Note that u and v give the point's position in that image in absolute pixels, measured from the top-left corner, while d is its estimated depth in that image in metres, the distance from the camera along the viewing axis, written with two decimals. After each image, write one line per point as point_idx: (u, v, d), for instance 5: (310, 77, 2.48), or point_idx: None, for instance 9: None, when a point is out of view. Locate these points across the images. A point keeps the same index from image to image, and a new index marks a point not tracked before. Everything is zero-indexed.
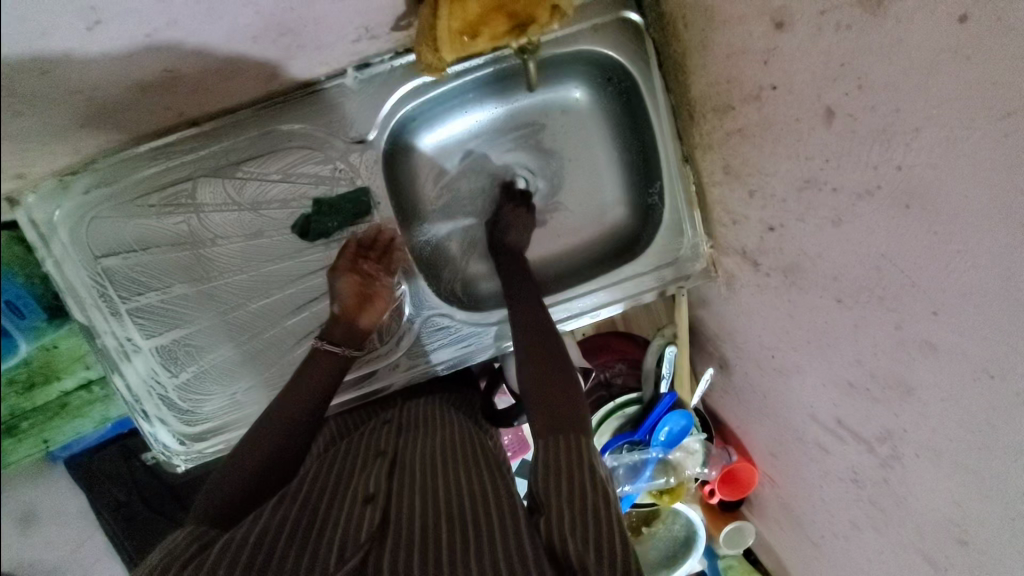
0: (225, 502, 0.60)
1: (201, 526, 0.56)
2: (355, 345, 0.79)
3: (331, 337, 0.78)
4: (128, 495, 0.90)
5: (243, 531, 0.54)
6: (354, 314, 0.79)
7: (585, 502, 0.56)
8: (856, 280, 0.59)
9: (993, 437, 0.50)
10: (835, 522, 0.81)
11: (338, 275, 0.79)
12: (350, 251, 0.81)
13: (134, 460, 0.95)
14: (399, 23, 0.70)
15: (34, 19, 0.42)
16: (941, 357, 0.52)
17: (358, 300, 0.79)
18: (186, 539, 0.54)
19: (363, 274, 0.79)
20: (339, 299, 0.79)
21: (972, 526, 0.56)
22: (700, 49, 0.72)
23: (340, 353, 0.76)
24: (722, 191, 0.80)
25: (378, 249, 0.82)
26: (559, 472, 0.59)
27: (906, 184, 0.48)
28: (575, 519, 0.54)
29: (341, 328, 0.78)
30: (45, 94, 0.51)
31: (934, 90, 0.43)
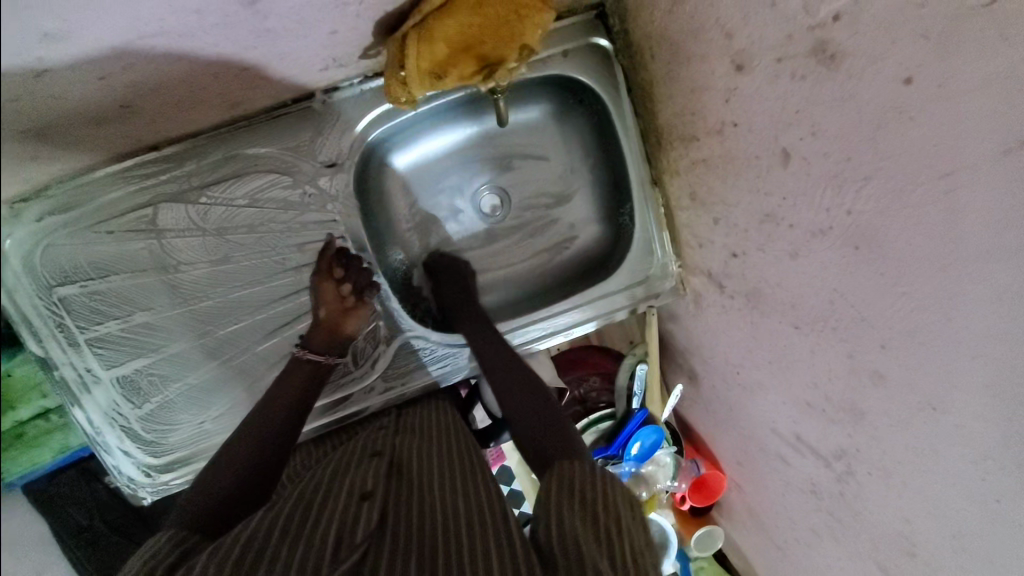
0: (210, 513, 0.58)
1: (180, 533, 0.54)
2: (337, 351, 0.80)
3: (314, 345, 0.78)
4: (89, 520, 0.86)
5: (236, 532, 0.52)
6: (339, 319, 0.79)
7: (600, 520, 0.53)
8: (812, 311, 0.62)
9: (936, 462, 0.53)
10: (797, 529, 0.85)
11: (319, 281, 0.78)
12: (329, 257, 0.79)
13: (97, 484, 0.93)
14: (369, 52, 0.68)
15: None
16: (890, 387, 0.55)
17: (341, 305, 0.79)
18: (167, 543, 0.52)
19: (343, 281, 0.79)
20: (324, 303, 0.78)
21: (918, 538, 0.60)
22: (666, 80, 0.74)
23: (322, 362, 0.78)
24: (688, 216, 0.82)
25: (342, 261, 0.80)
26: (571, 493, 0.57)
27: (856, 228, 0.51)
28: (590, 526, 0.53)
29: (323, 335, 0.79)
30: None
31: (881, 145, 0.46)
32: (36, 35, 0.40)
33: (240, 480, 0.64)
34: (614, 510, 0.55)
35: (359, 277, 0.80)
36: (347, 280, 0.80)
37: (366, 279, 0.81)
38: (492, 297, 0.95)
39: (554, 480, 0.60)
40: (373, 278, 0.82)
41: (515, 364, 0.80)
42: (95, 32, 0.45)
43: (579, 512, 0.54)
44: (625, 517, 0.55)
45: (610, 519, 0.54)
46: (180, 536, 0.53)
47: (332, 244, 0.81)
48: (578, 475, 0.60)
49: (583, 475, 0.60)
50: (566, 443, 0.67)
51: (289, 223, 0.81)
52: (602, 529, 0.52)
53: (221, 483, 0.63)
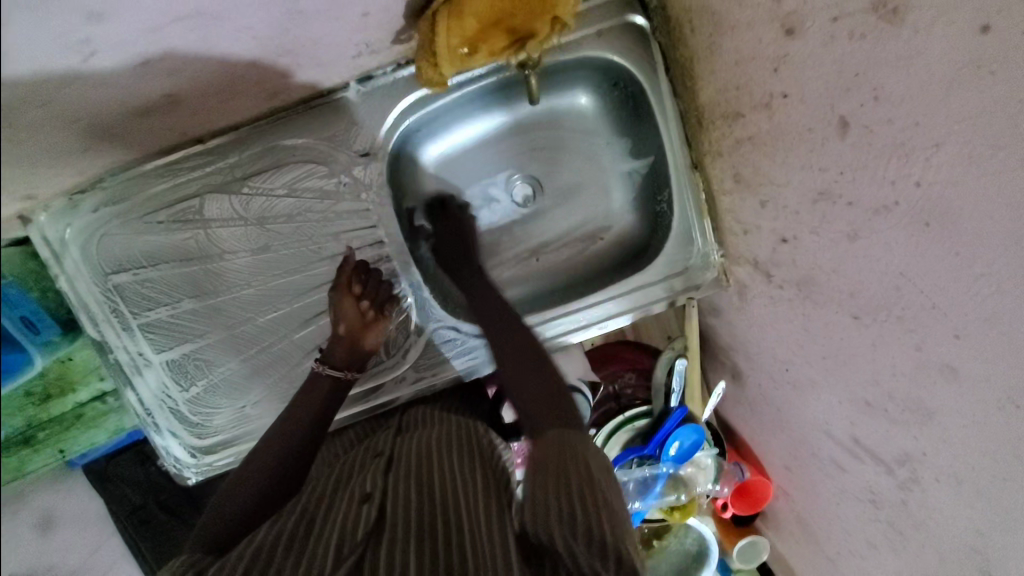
0: (233, 523, 0.62)
1: (197, 553, 0.57)
2: (357, 367, 0.80)
3: (333, 360, 0.78)
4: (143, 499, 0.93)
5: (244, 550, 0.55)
6: (358, 335, 0.78)
7: (580, 499, 0.53)
8: (873, 298, 0.56)
9: (1018, 469, 0.47)
10: (853, 541, 0.78)
11: (337, 297, 0.78)
12: (347, 271, 0.80)
13: (149, 465, 0.97)
14: (402, 37, 0.69)
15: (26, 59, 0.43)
16: (963, 383, 0.49)
17: (361, 321, 0.78)
18: (184, 563, 0.55)
19: (362, 297, 0.79)
20: (343, 319, 0.78)
21: (996, 557, 0.54)
22: (707, 55, 0.70)
23: (344, 378, 0.77)
24: (732, 200, 0.78)
25: (362, 273, 0.80)
26: (555, 471, 0.56)
27: (926, 203, 0.46)
28: (566, 517, 0.52)
29: (344, 351, 0.78)
30: (50, 126, 0.51)
31: (954, 106, 0.41)
32: (81, 14, 0.43)
33: (260, 488, 0.66)
34: (574, 504, 0.52)
35: (378, 289, 0.81)
36: (366, 293, 0.80)
37: (385, 293, 0.82)
38: (525, 288, 0.93)
39: (547, 449, 0.59)
40: (391, 291, 0.83)
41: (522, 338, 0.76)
42: (133, 16, 0.46)
43: (557, 488, 0.54)
44: (587, 501, 0.53)
45: (586, 495, 0.53)
46: (199, 556, 0.56)
47: (350, 259, 0.81)
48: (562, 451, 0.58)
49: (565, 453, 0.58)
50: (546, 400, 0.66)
51: (325, 212, 0.83)
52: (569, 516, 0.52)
53: (240, 496, 0.65)
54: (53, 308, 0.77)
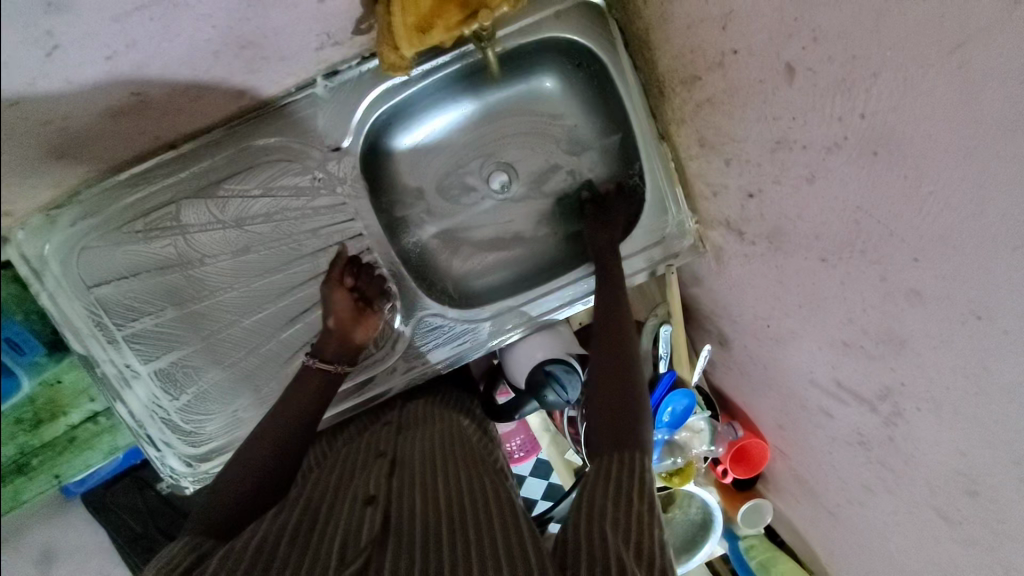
0: (229, 518, 0.64)
1: (196, 539, 0.59)
2: (346, 360, 0.80)
3: (323, 355, 0.77)
4: (144, 526, 0.91)
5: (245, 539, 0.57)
6: (351, 329, 0.77)
7: (629, 509, 0.57)
8: (837, 237, 0.58)
9: (988, 380, 0.49)
10: (848, 488, 0.80)
11: (330, 290, 0.77)
12: (339, 265, 0.78)
13: (147, 490, 0.97)
14: (361, 27, 0.70)
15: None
16: (928, 305, 0.51)
17: (353, 314, 0.77)
18: (182, 552, 0.56)
19: (355, 290, 0.78)
20: (334, 313, 0.77)
21: (981, 475, 0.55)
22: (661, 24, 0.72)
23: (334, 371, 0.77)
24: (699, 164, 0.80)
25: (356, 268, 0.79)
26: (612, 486, 0.60)
27: (872, 132, 0.48)
28: (616, 522, 0.55)
29: (335, 345, 0.77)
30: (19, 126, 0.52)
31: (885, 33, 0.43)
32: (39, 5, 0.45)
33: (257, 483, 0.68)
34: (631, 513, 0.56)
35: (370, 285, 0.80)
36: (358, 286, 0.79)
37: (376, 289, 0.81)
38: (507, 271, 0.95)
39: (618, 466, 0.63)
40: (382, 287, 0.83)
41: (631, 338, 0.77)
42: None
43: (617, 498, 0.58)
44: (645, 509, 0.57)
45: (643, 503, 0.58)
46: (197, 544, 0.58)
47: (343, 254, 0.80)
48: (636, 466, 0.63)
49: (628, 467, 0.63)
50: (631, 407, 0.69)
51: (303, 209, 0.84)
52: (624, 525, 0.55)
53: (234, 490, 0.67)
54: (38, 329, 0.78)
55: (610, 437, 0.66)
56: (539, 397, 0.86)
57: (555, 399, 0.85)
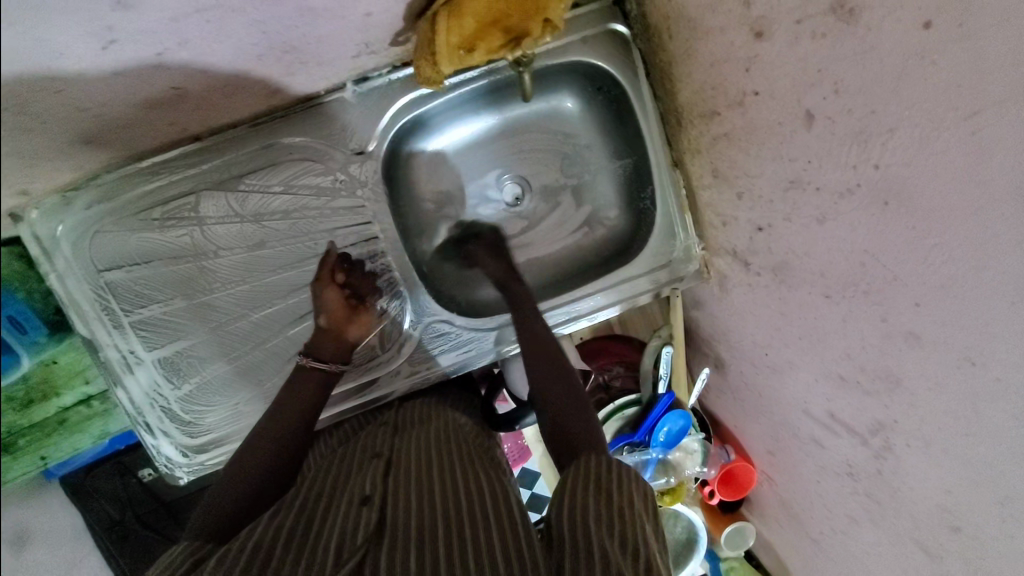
0: (228, 515, 0.64)
1: (198, 541, 0.59)
2: (341, 359, 0.80)
3: (318, 353, 0.79)
4: (122, 513, 0.96)
5: (240, 541, 0.57)
6: (342, 326, 0.79)
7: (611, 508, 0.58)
8: (842, 277, 0.61)
9: (978, 424, 0.52)
10: (833, 517, 0.83)
11: (321, 288, 0.79)
12: (330, 263, 0.80)
13: (128, 477, 0.99)
14: (398, 38, 0.72)
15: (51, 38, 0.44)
16: (925, 348, 0.54)
17: (345, 311, 0.79)
18: (183, 552, 0.57)
19: (346, 287, 0.80)
20: (325, 310, 0.79)
21: (964, 513, 0.58)
22: (685, 58, 0.75)
23: (328, 369, 0.78)
24: (710, 194, 0.83)
25: (347, 265, 0.82)
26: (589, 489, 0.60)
27: (885, 183, 0.51)
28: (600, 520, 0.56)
29: (328, 342, 0.79)
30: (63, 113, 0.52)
31: (905, 94, 0.46)
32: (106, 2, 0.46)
33: (257, 484, 0.68)
34: (610, 512, 0.57)
35: (360, 282, 0.83)
36: (349, 283, 0.82)
37: (366, 286, 0.83)
38: None
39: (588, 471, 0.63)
40: (373, 285, 0.85)
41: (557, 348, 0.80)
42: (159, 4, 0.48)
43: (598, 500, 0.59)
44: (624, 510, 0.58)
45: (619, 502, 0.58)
46: (197, 545, 0.58)
47: (333, 252, 0.82)
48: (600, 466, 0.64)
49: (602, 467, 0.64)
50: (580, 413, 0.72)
51: (322, 208, 0.85)
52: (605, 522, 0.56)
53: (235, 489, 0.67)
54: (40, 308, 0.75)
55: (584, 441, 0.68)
56: None
57: None
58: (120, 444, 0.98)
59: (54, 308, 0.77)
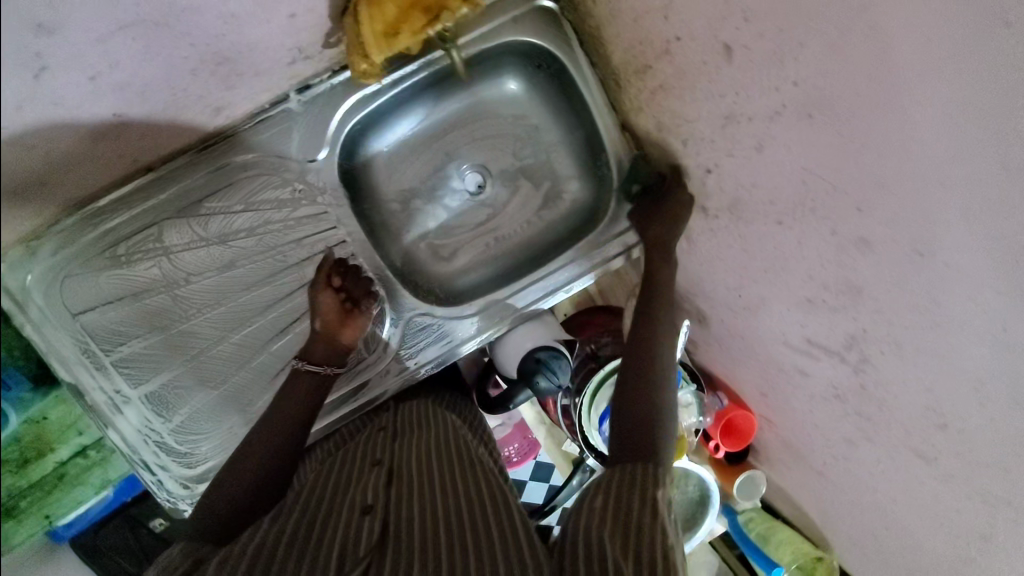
0: (225, 520, 0.67)
1: (198, 543, 0.63)
2: (336, 362, 0.81)
3: (311, 358, 0.79)
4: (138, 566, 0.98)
5: (240, 546, 0.59)
6: (337, 329, 0.80)
7: (633, 522, 0.60)
8: (790, 200, 0.63)
9: (937, 311, 0.54)
10: (832, 444, 0.84)
11: (316, 292, 0.80)
12: (326, 269, 0.82)
13: (139, 529, 1.01)
14: (330, 40, 0.73)
15: None
16: (876, 250, 0.56)
17: (340, 315, 0.81)
18: (183, 555, 0.59)
19: (341, 290, 0.82)
20: (320, 314, 0.80)
21: (945, 405, 0.60)
22: (611, 20, 0.78)
23: (323, 373, 0.79)
24: (660, 149, 0.85)
25: (343, 268, 0.83)
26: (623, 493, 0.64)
27: (807, 96, 0.53)
28: (614, 535, 0.59)
29: (322, 346, 0.80)
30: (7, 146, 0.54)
31: (804, 5, 0.49)
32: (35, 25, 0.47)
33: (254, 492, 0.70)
34: (633, 519, 0.60)
35: (356, 285, 0.84)
36: (344, 286, 0.83)
37: (361, 289, 0.85)
38: (490, 267, 0.98)
39: (627, 473, 0.66)
40: (369, 288, 0.86)
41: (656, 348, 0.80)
42: None
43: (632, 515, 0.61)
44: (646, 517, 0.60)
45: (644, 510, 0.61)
46: (196, 547, 0.61)
47: (329, 257, 0.84)
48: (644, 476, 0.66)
49: (636, 472, 0.66)
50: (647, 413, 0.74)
51: (286, 220, 0.86)
52: (623, 543, 0.58)
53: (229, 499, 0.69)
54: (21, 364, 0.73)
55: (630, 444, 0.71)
56: (531, 385, 0.90)
57: (547, 385, 0.89)
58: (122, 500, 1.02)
59: (37, 361, 0.75)
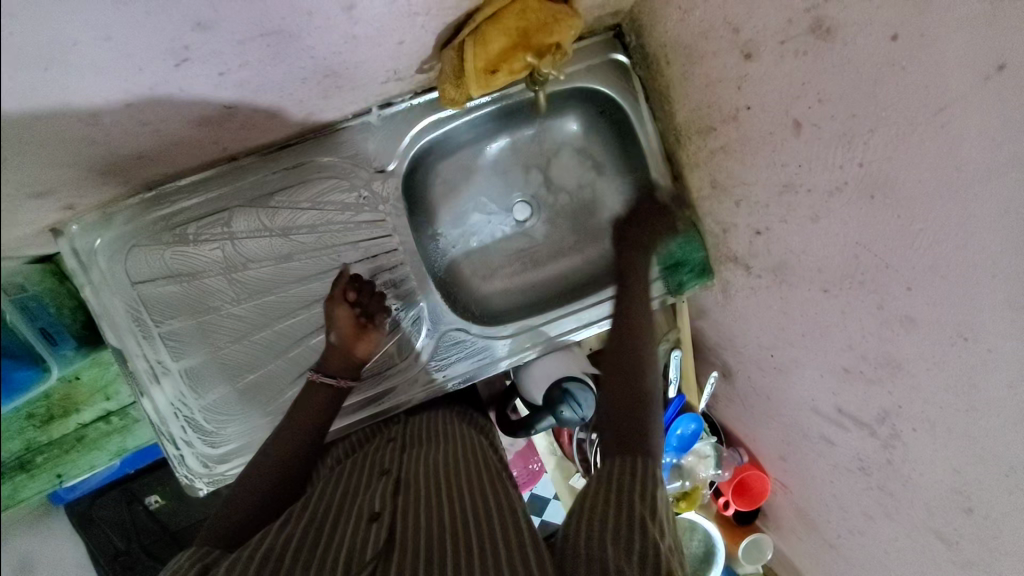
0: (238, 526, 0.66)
1: (204, 548, 0.61)
2: (350, 374, 0.83)
3: (327, 369, 0.81)
4: (127, 544, 0.96)
5: (250, 551, 0.58)
6: (351, 343, 0.82)
7: (632, 516, 0.59)
8: (838, 270, 0.66)
9: (977, 397, 0.55)
10: (848, 517, 0.83)
11: (333, 306, 0.82)
12: (342, 283, 0.84)
13: (135, 505, 1.00)
14: (424, 66, 0.80)
15: (134, 53, 0.52)
16: (920, 329, 0.58)
17: (354, 330, 0.82)
18: (189, 561, 0.58)
19: (356, 305, 0.83)
20: (335, 328, 0.81)
21: (974, 492, 0.60)
22: (681, 81, 0.83)
23: (336, 385, 0.80)
24: (710, 204, 0.88)
25: (358, 283, 0.85)
26: (617, 492, 0.62)
27: (870, 178, 0.57)
28: (618, 538, 0.57)
29: (337, 359, 0.81)
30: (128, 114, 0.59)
31: (881, 97, 0.53)
32: (189, 23, 0.52)
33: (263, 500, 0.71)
34: (632, 514, 0.59)
35: (372, 300, 0.85)
36: (359, 301, 0.84)
37: (377, 305, 0.85)
38: (529, 293, 1.01)
39: (623, 470, 0.65)
40: (384, 304, 0.86)
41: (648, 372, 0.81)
42: (232, 26, 0.55)
43: (628, 504, 0.61)
44: (643, 517, 0.59)
45: (645, 510, 0.60)
46: (204, 553, 0.60)
47: (344, 274, 0.85)
48: (638, 465, 0.66)
49: (632, 469, 0.66)
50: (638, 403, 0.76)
51: (346, 223, 0.90)
52: (625, 538, 0.56)
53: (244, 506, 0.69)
54: (68, 324, 0.84)
55: (617, 441, 0.71)
56: (555, 413, 0.92)
57: (571, 415, 0.91)
58: (127, 471, 1.01)
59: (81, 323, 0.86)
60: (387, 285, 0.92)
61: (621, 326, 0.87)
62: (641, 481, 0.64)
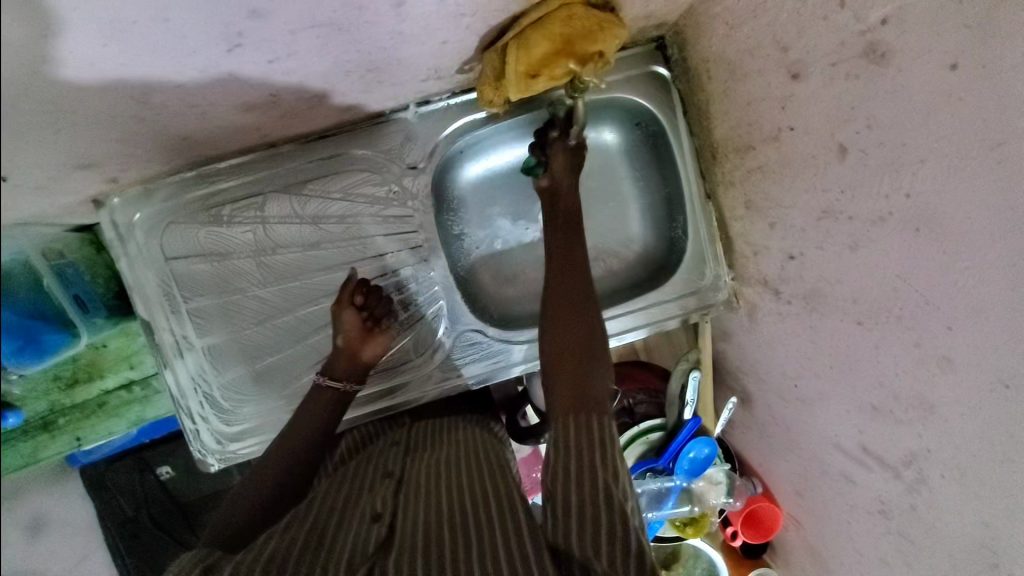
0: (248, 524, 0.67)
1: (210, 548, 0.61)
2: (356, 378, 0.84)
3: (332, 373, 0.82)
4: (135, 511, 0.98)
5: (255, 552, 0.58)
6: (356, 347, 0.83)
7: (595, 485, 0.57)
8: (874, 302, 0.64)
9: (1015, 449, 0.52)
10: (863, 561, 0.79)
11: (339, 310, 0.83)
12: (349, 287, 0.84)
13: (146, 474, 1.02)
14: (464, 68, 0.81)
15: (189, 37, 0.53)
16: (958, 371, 0.56)
17: (360, 334, 0.83)
18: (194, 559, 0.57)
19: (362, 308, 0.84)
20: (341, 332, 0.83)
21: (1002, 547, 0.56)
22: (723, 97, 0.82)
23: (342, 389, 0.82)
24: (743, 225, 0.87)
25: (365, 285, 0.86)
26: (574, 457, 0.60)
27: (916, 211, 0.55)
28: (584, 515, 0.56)
29: (344, 363, 0.83)
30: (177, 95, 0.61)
31: (934, 127, 0.51)
32: (243, 12, 0.53)
33: (270, 494, 0.71)
34: (597, 482, 0.58)
35: (378, 305, 0.86)
36: (366, 305, 0.85)
37: (384, 309, 0.86)
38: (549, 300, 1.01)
39: (578, 430, 0.63)
40: (390, 308, 0.87)
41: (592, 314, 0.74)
42: (285, 17, 0.56)
43: (586, 471, 0.58)
44: (604, 487, 0.57)
45: (607, 474, 0.58)
46: (209, 550, 0.59)
47: (353, 277, 0.86)
48: (597, 427, 0.63)
49: (587, 427, 0.63)
50: (589, 358, 0.71)
51: (375, 215, 0.91)
52: (588, 505, 0.56)
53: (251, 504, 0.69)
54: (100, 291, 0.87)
55: (573, 395, 0.67)
56: None
57: None
58: (145, 440, 1.03)
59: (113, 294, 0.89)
60: (409, 280, 0.93)
61: (568, 279, 0.76)
62: (596, 441, 0.62)
